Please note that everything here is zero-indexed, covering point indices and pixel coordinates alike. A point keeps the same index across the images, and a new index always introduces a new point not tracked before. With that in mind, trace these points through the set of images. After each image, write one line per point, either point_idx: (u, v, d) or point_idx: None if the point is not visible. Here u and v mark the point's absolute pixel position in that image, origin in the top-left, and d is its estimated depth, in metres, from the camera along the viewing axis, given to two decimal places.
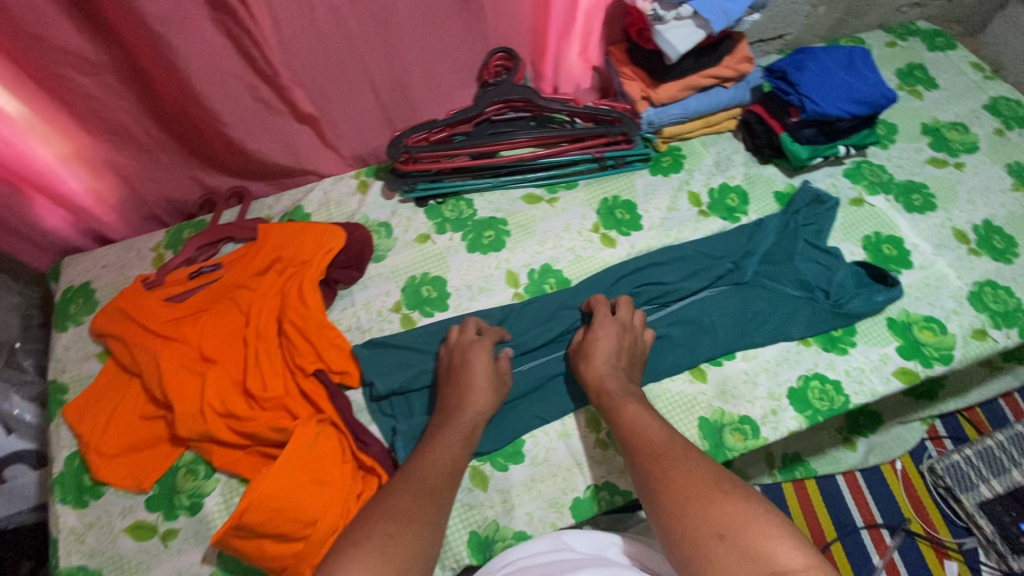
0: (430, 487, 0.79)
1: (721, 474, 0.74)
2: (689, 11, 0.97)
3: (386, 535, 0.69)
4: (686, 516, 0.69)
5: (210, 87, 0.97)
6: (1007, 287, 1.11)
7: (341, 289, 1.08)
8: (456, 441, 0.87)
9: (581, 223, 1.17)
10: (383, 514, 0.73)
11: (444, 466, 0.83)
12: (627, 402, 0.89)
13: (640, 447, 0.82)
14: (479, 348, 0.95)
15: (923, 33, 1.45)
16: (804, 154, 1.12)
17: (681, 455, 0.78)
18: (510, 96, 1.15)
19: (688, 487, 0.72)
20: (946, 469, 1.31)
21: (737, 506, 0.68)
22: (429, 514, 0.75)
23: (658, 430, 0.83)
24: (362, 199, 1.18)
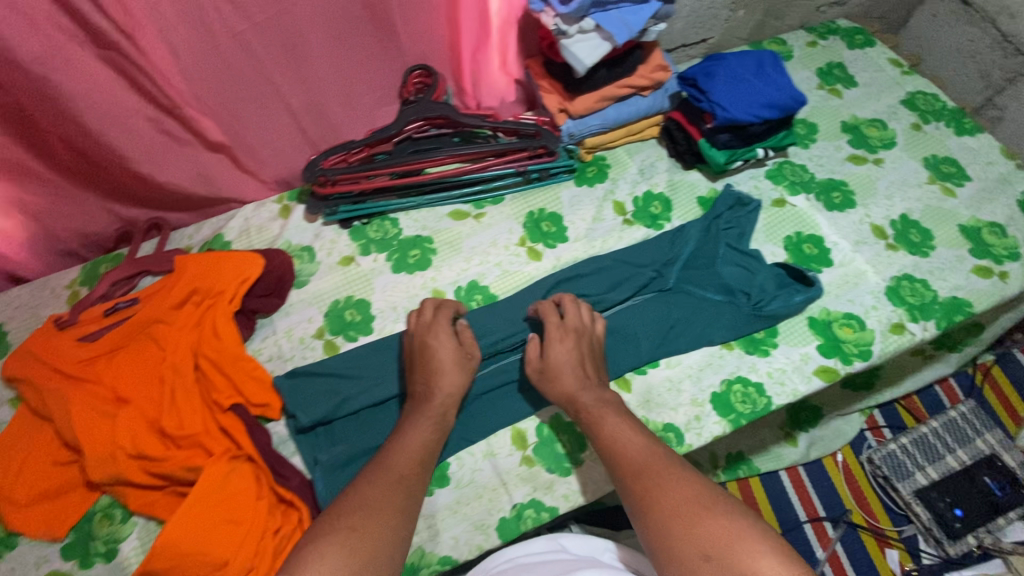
0: (398, 476, 0.78)
1: (706, 490, 0.73)
2: (592, 24, 0.97)
3: (351, 529, 0.68)
4: (671, 534, 0.68)
5: (105, 126, 0.98)
6: (924, 280, 1.13)
7: (261, 318, 1.07)
8: (432, 431, 0.87)
9: (508, 238, 1.16)
10: (359, 504, 0.72)
11: (412, 457, 0.82)
12: (598, 412, 0.89)
13: (620, 461, 0.81)
14: (442, 330, 0.96)
15: (843, 32, 1.47)
16: (721, 159, 1.13)
17: (663, 469, 0.77)
18: (429, 113, 1.14)
19: (673, 503, 0.71)
20: (883, 458, 1.34)
21: (719, 524, 0.67)
22: (400, 500, 0.75)
23: (637, 445, 0.82)
24: (284, 224, 1.16)
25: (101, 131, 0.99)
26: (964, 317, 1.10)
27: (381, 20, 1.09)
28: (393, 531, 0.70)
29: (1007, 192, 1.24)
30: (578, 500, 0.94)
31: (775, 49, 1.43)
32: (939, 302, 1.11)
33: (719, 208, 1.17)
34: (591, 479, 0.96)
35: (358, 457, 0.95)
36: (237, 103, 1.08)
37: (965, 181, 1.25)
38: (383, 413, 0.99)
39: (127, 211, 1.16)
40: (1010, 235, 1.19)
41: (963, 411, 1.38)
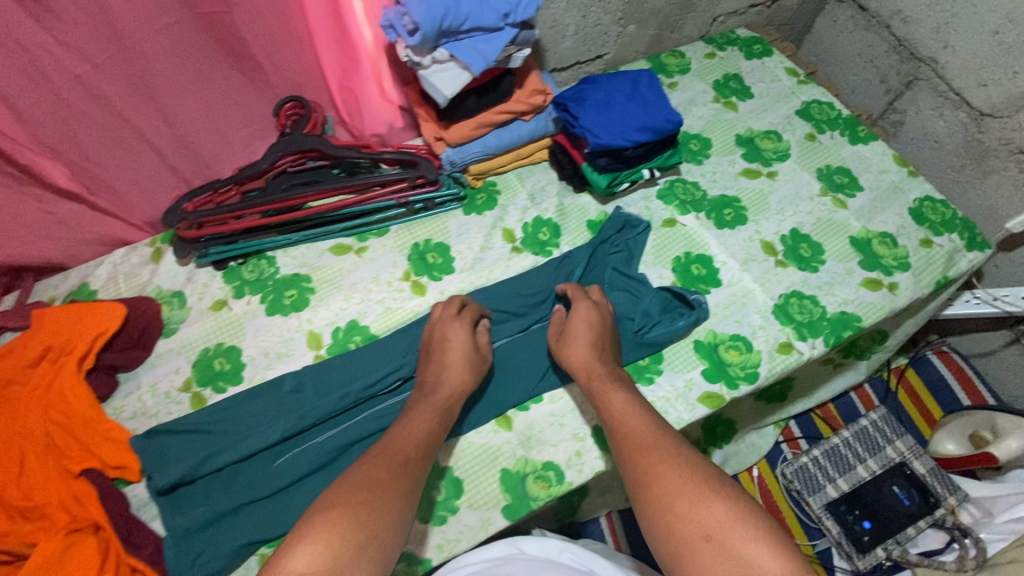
0: (404, 459, 0.78)
1: (707, 470, 0.73)
2: (446, 54, 0.93)
3: (359, 505, 0.68)
4: (672, 512, 0.68)
5: None
6: (813, 296, 1.12)
7: (124, 373, 1.03)
8: (433, 420, 0.86)
9: (392, 272, 1.12)
10: (358, 483, 0.72)
11: (417, 440, 0.82)
12: (604, 386, 0.90)
13: (623, 436, 0.81)
14: (459, 325, 0.98)
15: (741, 42, 1.46)
16: (604, 182, 1.11)
17: (666, 446, 0.77)
18: (300, 147, 1.09)
19: (675, 483, 0.71)
20: (798, 471, 1.32)
21: (720, 507, 0.67)
22: (404, 481, 0.75)
23: (643, 419, 0.82)
24: (155, 269, 1.11)
25: None
26: (852, 332, 1.09)
27: (240, 53, 1.04)
28: (395, 514, 0.70)
29: (898, 201, 1.24)
30: (452, 550, 0.90)
31: (672, 62, 1.41)
32: (828, 318, 1.10)
33: (606, 231, 1.15)
34: (464, 527, 0.92)
35: (219, 517, 0.91)
36: (93, 146, 1.03)
37: (858, 191, 1.25)
38: (249, 468, 0.95)
39: None
40: (901, 245, 1.19)
41: (875, 418, 1.37)
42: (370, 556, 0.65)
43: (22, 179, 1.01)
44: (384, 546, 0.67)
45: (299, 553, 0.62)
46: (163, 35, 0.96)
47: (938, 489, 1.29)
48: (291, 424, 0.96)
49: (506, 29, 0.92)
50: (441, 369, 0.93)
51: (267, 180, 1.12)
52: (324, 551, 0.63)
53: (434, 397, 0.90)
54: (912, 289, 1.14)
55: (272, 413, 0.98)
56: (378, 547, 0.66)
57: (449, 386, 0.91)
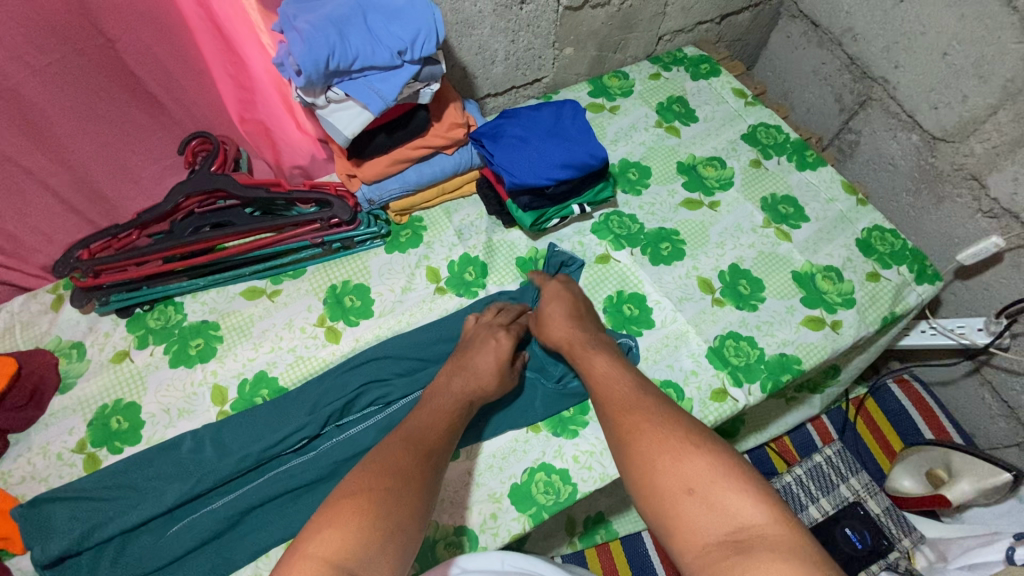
0: (427, 448, 0.76)
1: (691, 427, 0.70)
2: (342, 94, 0.88)
3: (384, 489, 0.67)
4: (655, 468, 0.66)
5: None
6: (750, 338, 1.06)
7: (16, 434, 0.97)
8: (457, 410, 0.85)
9: (305, 317, 1.06)
10: (376, 470, 0.70)
11: (440, 427, 0.80)
12: (580, 352, 0.89)
13: (606, 395, 0.79)
14: (499, 335, 0.94)
15: (689, 61, 1.40)
16: (529, 221, 1.05)
17: (649, 404, 0.75)
18: (204, 188, 1.02)
19: (657, 441, 0.69)
20: (778, 493, 1.28)
21: (703, 461, 0.65)
22: (425, 468, 0.73)
23: (626, 381, 0.80)
24: (55, 317, 1.05)
25: None
26: (791, 376, 1.03)
27: (138, 92, 0.99)
28: (418, 501, 0.69)
29: (846, 231, 1.18)
30: None
31: (615, 84, 1.35)
32: (765, 361, 1.04)
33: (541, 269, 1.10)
34: None
35: None
36: None
37: (803, 222, 1.19)
38: (140, 537, 0.88)
39: None
40: (846, 279, 1.13)
41: (829, 454, 1.31)
42: (398, 542, 0.64)
43: None
44: (413, 532, 0.66)
45: (315, 541, 0.61)
46: (46, 75, 0.89)
47: (891, 530, 1.23)
48: (186, 488, 0.89)
49: (404, 67, 0.87)
50: (471, 362, 0.90)
51: (173, 221, 1.05)
52: (349, 535, 0.62)
53: (456, 391, 0.87)
54: (856, 327, 1.08)
55: (168, 477, 0.92)
56: (404, 534, 0.65)
57: (475, 385, 0.88)
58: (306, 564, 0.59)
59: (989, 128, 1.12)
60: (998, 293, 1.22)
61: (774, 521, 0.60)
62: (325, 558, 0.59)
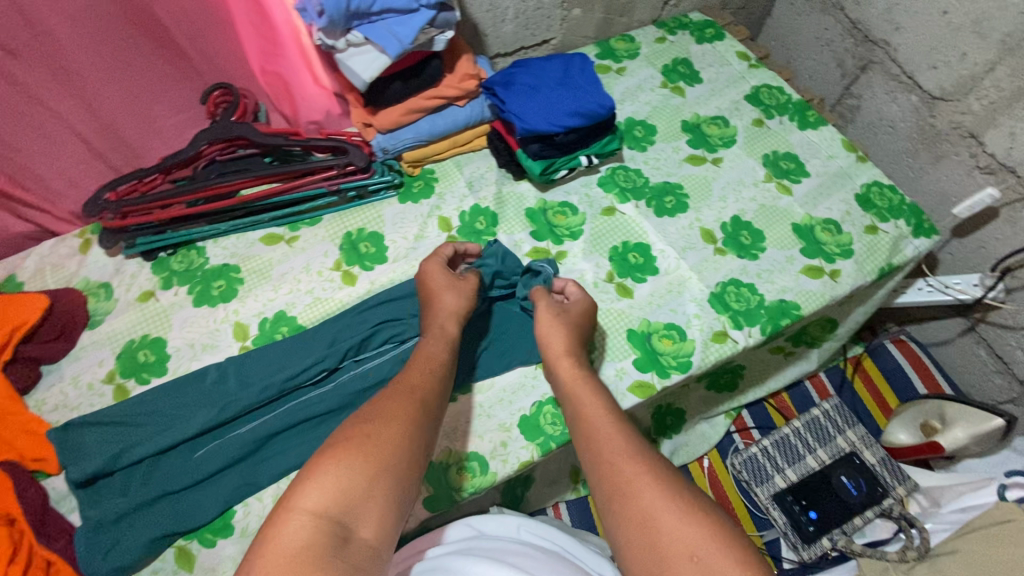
0: (413, 389, 0.75)
1: (688, 484, 0.66)
2: (361, 37, 0.93)
3: (368, 434, 0.66)
4: (657, 532, 0.61)
5: None
6: (751, 285, 1.10)
7: (48, 365, 1.02)
8: (443, 350, 0.85)
9: (322, 262, 1.11)
10: (363, 417, 0.68)
11: (428, 372, 0.79)
12: (577, 388, 0.82)
13: (601, 445, 0.72)
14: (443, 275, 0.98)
15: (694, 26, 1.43)
16: (538, 169, 1.09)
17: (648, 455, 0.69)
18: (226, 135, 1.06)
19: (659, 498, 0.64)
20: (744, 464, 1.31)
21: (706, 528, 0.60)
22: (416, 412, 0.71)
23: (623, 428, 0.74)
24: (83, 259, 1.10)
25: None
26: (790, 321, 1.07)
27: (163, 40, 1.03)
28: (408, 442, 0.67)
29: (845, 187, 1.22)
30: None
31: (621, 47, 1.38)
32: (765, 307, 1.08)
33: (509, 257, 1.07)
34: None
35: (135, 510, 0.89)
36: (15, 134, 1.01)
37: (804, 177, 1.22)
38: (169, 459, 0.93)
39: None
40: (845, 231, 1.16)
41: (826, 408, 1.36)
42: (387, 487, 0.62)
43: None
44: (406, 475, 0.65)
45: (304, 491, 0.59)
46: (81, 22, 0.94)
47: (887, 479, 1.28)
48: (212, 416, 0.94)
49: (421, 11, 0.93)
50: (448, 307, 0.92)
51: (196, 168, 1.10)
52: (336, 484, 0.60)
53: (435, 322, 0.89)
54: (854, 276, 1.12)
55: (194, 405, 0.96)
56: (395, 477, 0.64)
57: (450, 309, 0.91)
58: (294, 518, 0.57)
59: (987, 85, 1.15)
60: (993, 248, 1.26)
61: None
62: (314, 512, 0.58)
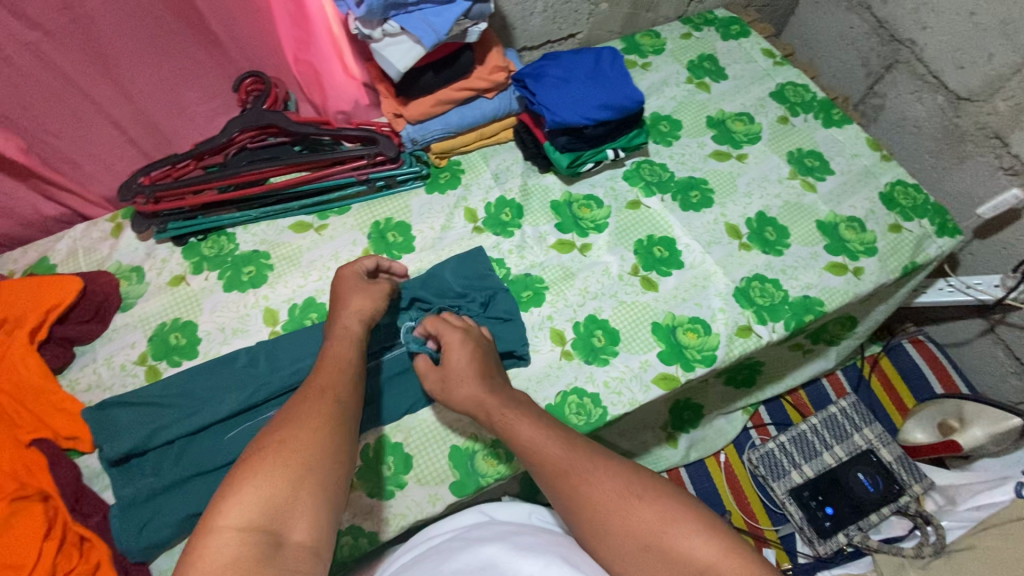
0: (322, 388, 0.72)
1: (633, 472, 0.71)
2: (397, 27, 0.94)
3: (280, 442, 0.64)
4: (609, 530, 0.66)
5: None
6: (776, 280, 1.10)
7: (81, 346, 1.03)
8: (350, 349, 0.81)
9: (351, 250, 1.12)
10: (276, 425, 0.66)
11: (339, 369, 0.76)
12: (503, 410, 0.80)
13: (540, 462, 0.73)
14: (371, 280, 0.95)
15: (719, 23, 1.43)
16: (565, 162, 1.10)
17: (586, 456, 0.72)
18: (259, 123, 1.07)
19: (605, 495, 0.68)
20: (761, 459, 1.32)
21: (654, 513, 0.66)
22: (332, 413, 0.69)
23: (552, 438, 0.75)
24: (115, 243, 1.12)
25: None
26: (814, 317, 1.08)
27: (198, 27, 1.04)
28: (324, 442, 0.65)
29: (869, 185, 1.22)
30: (399, 524, 0.91)
31: (646, 42, 1.39)
32: (789, 302, 1.08)
33: (467, 260, 1.10)
34: (413, 503, 0.92)
35: (167, 489, 0.90)
36: (51, 118, 1.03)
37: (828, 174, 1.23)
38: (201, 440, 0.94)
39: None
40: (869, 229, 1.17)
41: (844, 406, 1.37)
42: (310, 488, 0.61)
43: None
44: (329, 470, 0.63)
45: (227, 508, 0.58)
46: (121, 7, 0.95)
47: (902, 476, 1.29)
48: (243, 398, 0.95)
49: (457, 2, 0.94)
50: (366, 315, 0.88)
51: (228, 155, 1.11)
52: (260, 494, 0.59)
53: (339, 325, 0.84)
54: (878, 274, 1.13)
55: (225, 387, 0.97)
56: (318, 475, 0.62)
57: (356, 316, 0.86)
58: (220, 537, 0.56)
59: (1014, 86, 1.15)
60: (1016, 249, 1.26)
61: (727, 551, 0.63)
62: (239, 527, 0.56)
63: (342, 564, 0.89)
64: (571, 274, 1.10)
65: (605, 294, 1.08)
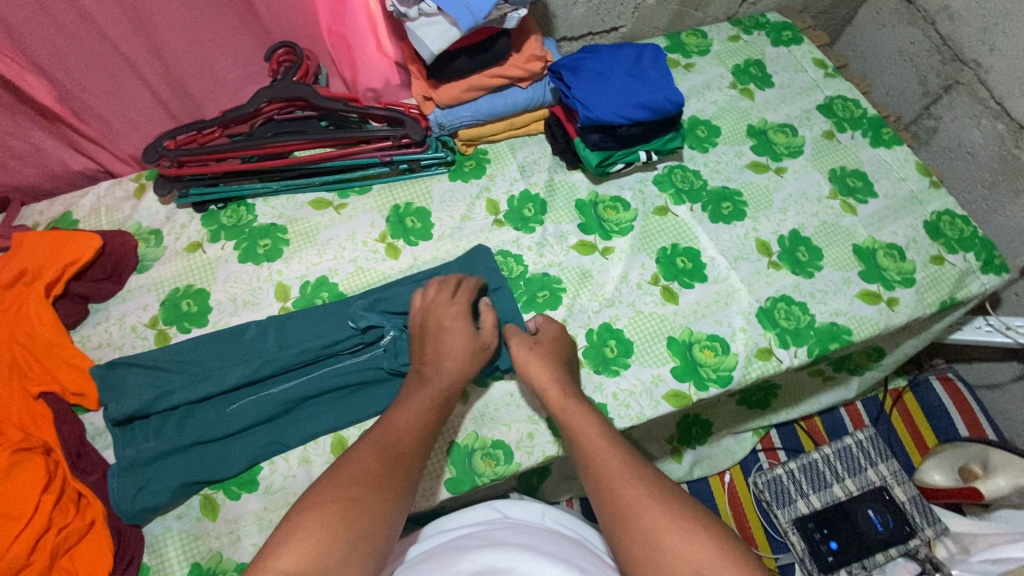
0: (397, 450, 0.76)
1: (688, 502, 0.71)
2: (434, 7, 0.91)
3: (349, 500, 0.68)
4: (661, 550, 0.66)
5: None
6: (803, 303, 1.05)
7: (95, 304, 1.04)
8: (433, 405, 0.83)
9: (368, 232, 1.11)
10: (345, 479, 0.71)
11: (413, 426, 0.80)
12: (570, 408, 0.84)
13: (602, 466, 0.75)
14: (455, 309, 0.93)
15: (771, 27, 1.36)
16: (595, 160, 1.06)
17: (647, 474, 0.74)
18: (287, 95, 1.06)
19: (661, 517, 0.69)
20: (767, 485, 1.27)
21: (708, 545, 0.66)
22: (398, 477, 0.73)
23: (617, 449, 0.77)
24: (137, 204, 1.12)
25: None
26: (839, 346, 1.03)
27: None
28: (384, 508, 0.70)
29: (914, 212, 1.16)
30: None
31: (692, 42, 1.33)
32: (815, 328, 1.04)
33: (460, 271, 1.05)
34: None
35: (167, 454, 0.90)
36: (84, 72, 1.02)
37: (870, 197, 1.16)
38: (203, 409, 0.94)
39: None
40: (908, 259, 1.11)
41: (860, 438, 1.31)
42: (363, 549, 0.66)
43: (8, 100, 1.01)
44: (381, 537, 0.68)
45: (283, 555, 0.62)
46: None
47: (916, 518, 1.23)
48: (247, 371, 0.94)
49: None
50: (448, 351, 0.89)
51: (254, 125, 1.10)
52: (312, 549, 0.63)
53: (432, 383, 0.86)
54: (913, 307, 1.07)
55: (231, 359, 0.97)
56: (369, 545, 0.66)
57: (451, 363, 0.87)
58: None
59: None
60: None
61: None
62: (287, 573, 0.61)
63: None
64: (589, 277, 1.07)
65: (622, 302, 1.04)
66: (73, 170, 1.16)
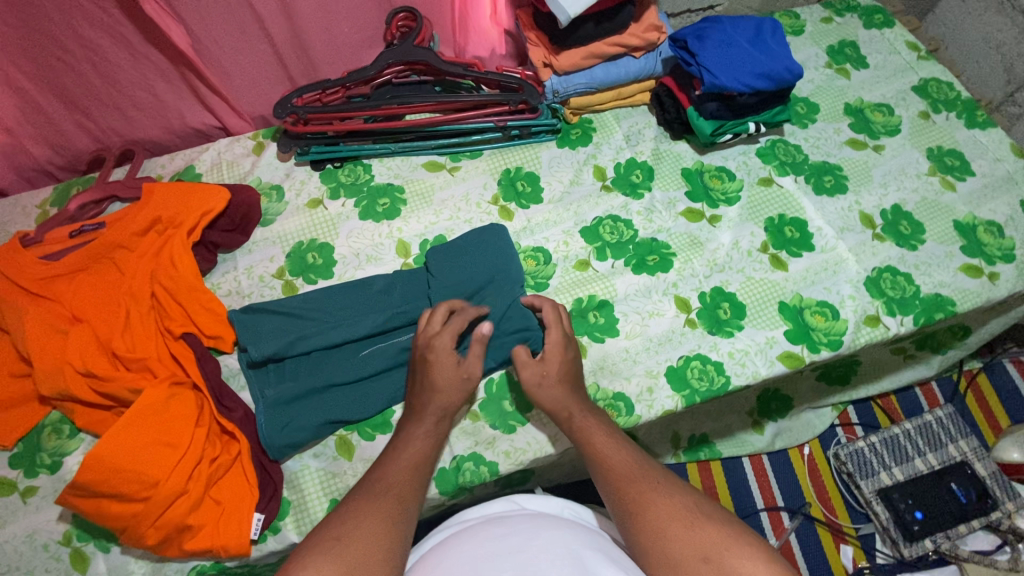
0: (393, 486, 0.73)
1: (699, 495, 0.74)
2: None
3: (337, 537, 0.65)
4: (669, 538, 0.68)
5: (78, 23, 0.96)
6: (907, 274, 1.08)
7: (223, 253, 1.07)
8: (429, 441, 0.82)
9: (481, 194, 1.14)
10: (341, 516, 0.68)
11: (410, 461, 0.78)
12: (583, 422, 0.84)
13: (610, 469, 0.78)
14: (439, 340, 0.88)
15: (862, 10, 1.38)
16: (709, 129, 1.09)
17: (654, 475, 0.76)
18: (408, 58, 1.07)
19: (669, 509, 0.71)
20: (849, 458, 1.30)
21: (717, 530, 0.68)
22: (394, 507, 0.70)
23: (627, 453, 0.79)
24: (256, 160, 1.15)
25: (82, 34, 0.98)
26: (945, 315, 1.05)
27: None
28: (381, 537, 0.66)
29: (1011, 191, 1.18)
30: (519, 458, 0.93)
31: (785, 23, 1.35)
32: (921, 298, 1.06)
33: (482, 243, 1.04)
34: (534, 440, 0.94)
35: (308, 394, 0.94)
36: (217, 26, 1.04)
37: (968, 175, 1.19)
38: (337, 354, 0.97)
39: (101, 130, 1.15)
40: (1008, 235, 1.13)
41: (940, 416, 1.34)
42: None
43: (146, 52, 1.04)
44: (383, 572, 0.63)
45: None
46: None
47: (997, 492, 1.27)
48: (379, 320, 0.97)
49: None
50: (441, 381, 0.85)
51: (372, 87, 1.12)
52: None
53: (428, 416, 0.83)
54: (1014, 281, 1.10)
55: (363, 308, 1.00)
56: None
57: (439, 400, 0.84)
58: None
59: None
60: None
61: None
62: None
63: (461, 490, 0.92)
64: (699, 242, 1.10)
65: (733, 268, 1.07)
66: (191, 125, 1.20)
